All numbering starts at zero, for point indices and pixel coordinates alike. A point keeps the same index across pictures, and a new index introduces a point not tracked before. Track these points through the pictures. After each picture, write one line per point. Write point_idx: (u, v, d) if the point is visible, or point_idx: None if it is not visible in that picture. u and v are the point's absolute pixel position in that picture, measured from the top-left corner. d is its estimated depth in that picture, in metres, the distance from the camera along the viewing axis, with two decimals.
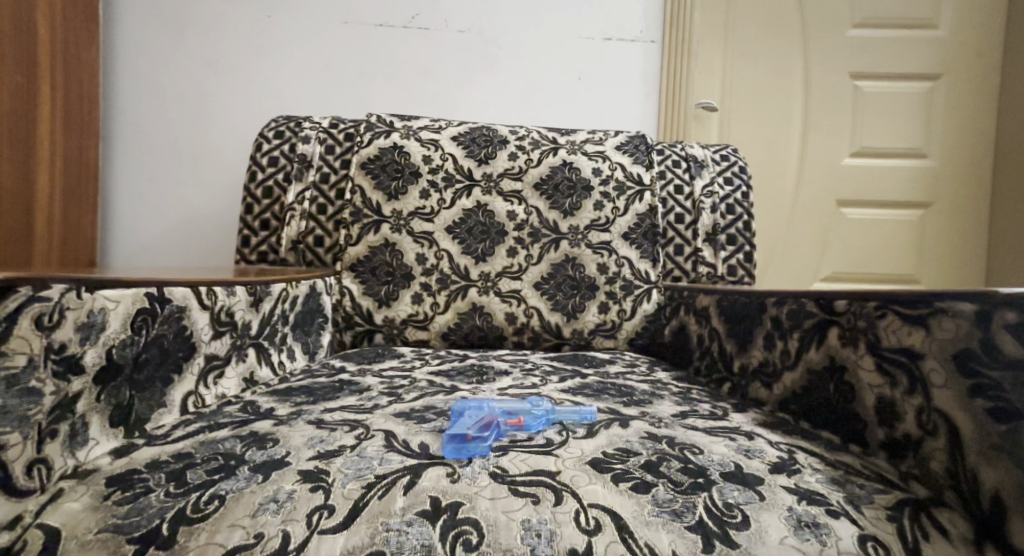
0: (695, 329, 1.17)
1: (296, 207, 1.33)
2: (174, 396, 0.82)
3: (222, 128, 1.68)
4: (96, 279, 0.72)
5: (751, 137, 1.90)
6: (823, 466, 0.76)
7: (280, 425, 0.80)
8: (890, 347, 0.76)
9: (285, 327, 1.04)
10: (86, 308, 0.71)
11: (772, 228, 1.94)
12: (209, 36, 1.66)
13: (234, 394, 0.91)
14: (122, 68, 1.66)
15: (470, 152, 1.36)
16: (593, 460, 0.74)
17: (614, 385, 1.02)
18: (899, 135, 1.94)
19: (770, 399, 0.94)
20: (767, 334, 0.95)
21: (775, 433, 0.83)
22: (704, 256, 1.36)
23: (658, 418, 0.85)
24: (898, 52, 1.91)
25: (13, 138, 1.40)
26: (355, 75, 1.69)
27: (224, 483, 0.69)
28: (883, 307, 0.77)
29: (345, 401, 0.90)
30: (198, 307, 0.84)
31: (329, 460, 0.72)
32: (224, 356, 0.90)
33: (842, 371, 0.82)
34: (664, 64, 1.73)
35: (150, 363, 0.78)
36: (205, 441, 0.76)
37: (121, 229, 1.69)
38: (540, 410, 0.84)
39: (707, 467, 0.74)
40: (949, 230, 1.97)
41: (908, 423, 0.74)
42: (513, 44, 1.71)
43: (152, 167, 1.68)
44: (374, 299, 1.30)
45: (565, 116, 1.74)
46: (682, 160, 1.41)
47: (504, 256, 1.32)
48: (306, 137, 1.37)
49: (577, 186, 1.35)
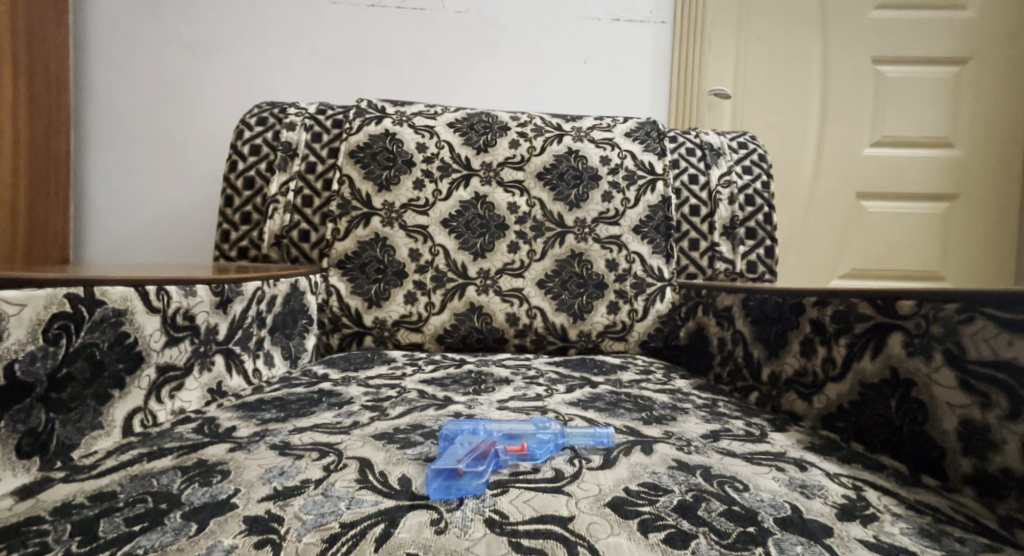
0: (715, 331, 1.04)
1: (279, 198, 1.20)
2: (114, 417, 0.69)
3: (201, 114, 1.54)
4: None
5: (768, 126, 1.76)
6: (902, 510, 0.63)
7: (236, 452, 0.68)
8: (979, 360, 0.64)
9: (261, 330, 0.91)
10: None
11: (790, 223, 1.81)
12: (184, 17, 1.53)
13: (196, 409, 0.79)
14: (90, 53, 1.53)
15: (468, 139, 1.23)
16: (615, 501, 0.61)
17: (630, 396, 0.89)
18: (926, 123, 1.80)
19: (809, 414, 0.81)
20: (805, 340, 0.83)
21: (831, 463, 0.70)
22: (721, 251, 1.22)
23: (687, 442, 0.73)
24: (924, 34, 1.78)
25: None
26: (346, 60, 1.55)
27: (147, 537, 0.56)
28: (970, 310, 0.65)
29: (321, 417, 0.78)
30: (145, 310, 0.71)
31: (286, 503, 0.60)
32: (183, 365, 0.77)
33: (908, 386, 0.70)
34: (675, 47, 1.60)
35: (75, 380, 0.65)
36: (137, 475, 0.63)
37: (97, 225, 1.55)
38: (548, 432, 0.71)
39: (755, 511, 0.61)
40: (975, 223, 1.83)
41: (1009, 455, 0.62)
42: (514, 26, 1.58)
43: (129, 158, 1.54)
44: (363, 299, 1.17)
45: (571, 103, 1.61)
46: (698, 148, 1.28)
47: (504, 252, 1.19)
48: (290, 123, 1.24)
49: (584, 175, 1.22)
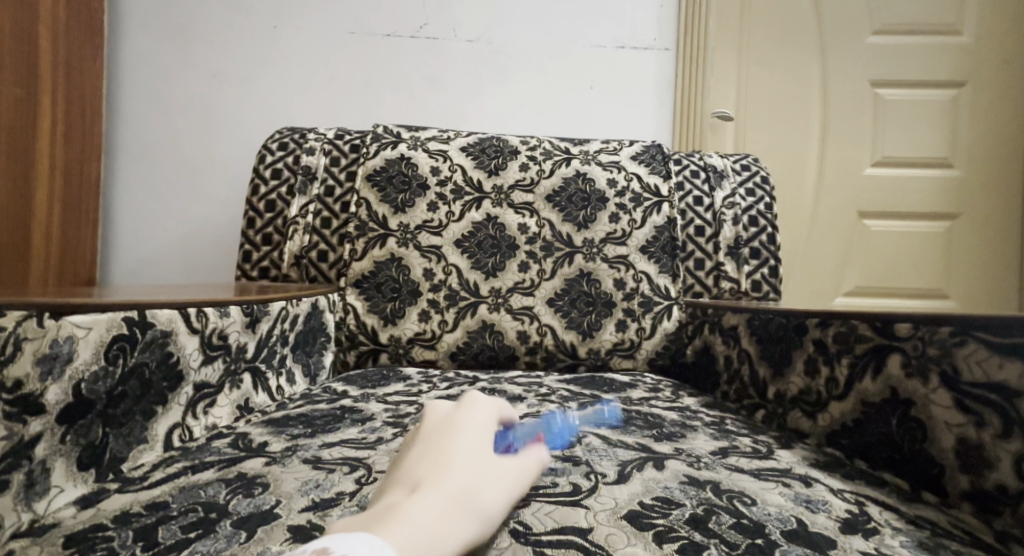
0: (721, 349, 1.09)
1: (299, 220, 1.25)
2: (157, 431, 0.73)
3: (224, 139, 1.60)
4: (64, 304, 0.63)
5: (769, 148, 1.81)
6: (902, 524, 0.66)
7: (273, 466, 0.72)
8: (973, 382, 0.67)
9: (284, 348, 0.96)
10: (49, 338, 0.62)
11: (792, 242, 1.85)
12: (210, 47, 1.59)
13: (226, 424, 0.83)
14: (119, 81, 1.59)
15: (479, 163, 1.28)
16: (631, 514, 0.65)
17: (640, 413, 0.93)
18: (926, 144, 1.85)
19: (815, 431, 0.86)
20: (809, 359, 0.87)
21: (835, 479, 0.74)
22: (726, 271, 1.27)
23: (697, 458, 0.77)
24: (921, 59, 1.83)
25: (13, 152, 1.28)
26: (362, 86, 1.61)
27: (201, 544, 0.59)
28: (963, 333, 0.68)
29: (347, 433, 0.82)
30: (187, 331, 0.76)
31: (324, 513, 0.64)
32: (216, 383, 0.82)
33: (908, 405, 0.74)
34: (678, 72, 1.65)
35: (127, 397, 0.69)
36: (185, 487, 0.68)
37: (122, 246, 1.60)
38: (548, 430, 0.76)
39: (763, 524, 0.65)
40: (979, 241, 1.86)
41: (1004, 473, 0.64)
42: (523, 54, 1.63)
43: (154, 181, 1.59)
44: (379, 317, 1.21)
45: (577, 128, 1.66)
46: (702, 170, 1.32)
47: (515, 271, 1.23)
48: (310, 148, 1.30)
49: (591, 197, 1.27)
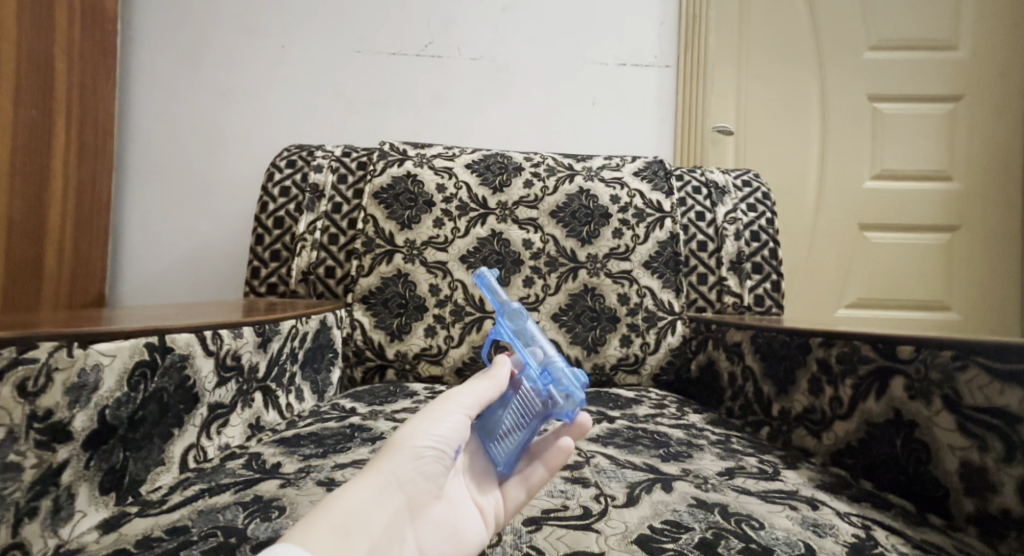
0: (725, 365, 1.10)
1: (307, 237, 1.27)
2: (174, 453, 0.75)
3: (231, 157, 1.61)
4: (90, 332, 0.65)
5: (770, 162, 1.82)
6: (908, 548, 0.67)
7: (287, 488, 0.73)
8: (975, 406, 0.68)
9: (294, 366, 0.97)
10: (77, 367, 0.64)
11: (793, 255, 1.86)
12: (218, 66, 1.61)
13: (239, 443, 0.85)
14: (129, 101, 1.61)
15: (484, 179, 1.29)
16: (641, 538, 0.67)
17: (646, 431, 0.94)
18: (925, 157, 1.86)
19: (819, 450, 0.87)
20: (813, 378, 0.89)
21: (841, 501, 0.75)
22: (729, 285, 1.29)
23: (704, 479, 0.78)
24: (919, 74, 1.85)
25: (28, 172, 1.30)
26: (368, 103, 1.63)
27: None
28: (964, 358, 0.69)
29: (358, 453, 0.83)
30: (203, 354, 0.77)
31: None
32: (229, 403, 0.83)
33: (912, 427, 0.75)
34: (679, 89, 1.67)
35: (147, 421, 0.71)
36: (203, 510, 0.69)
37: (131, 263, 1.61)
38: (535, 371, 0.69)
39: (771, 548, 0.66)
40: (978, 252, 1.88)
41: (1008, 497, 0.66)
42: (525, 70, 1.65)
43: (162, 199, 1.61)
44: (386, 332, 1.22)
45: (579, 143, 1.67)
46: (703, 186, 1.34)
47: (520, 287, 1.25)
48: (317, 165, 1.31)
49: (594, 213, 1.28)
